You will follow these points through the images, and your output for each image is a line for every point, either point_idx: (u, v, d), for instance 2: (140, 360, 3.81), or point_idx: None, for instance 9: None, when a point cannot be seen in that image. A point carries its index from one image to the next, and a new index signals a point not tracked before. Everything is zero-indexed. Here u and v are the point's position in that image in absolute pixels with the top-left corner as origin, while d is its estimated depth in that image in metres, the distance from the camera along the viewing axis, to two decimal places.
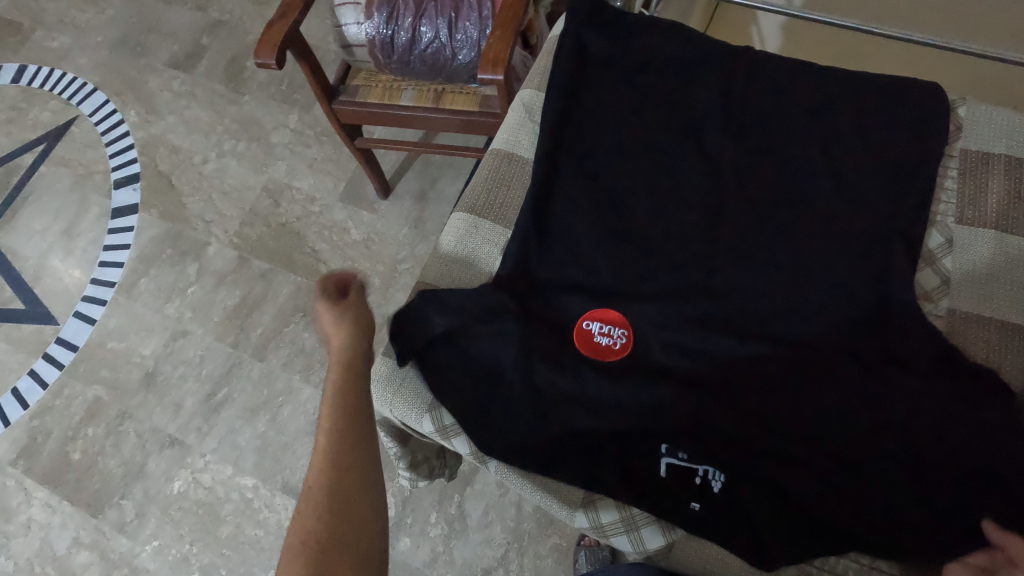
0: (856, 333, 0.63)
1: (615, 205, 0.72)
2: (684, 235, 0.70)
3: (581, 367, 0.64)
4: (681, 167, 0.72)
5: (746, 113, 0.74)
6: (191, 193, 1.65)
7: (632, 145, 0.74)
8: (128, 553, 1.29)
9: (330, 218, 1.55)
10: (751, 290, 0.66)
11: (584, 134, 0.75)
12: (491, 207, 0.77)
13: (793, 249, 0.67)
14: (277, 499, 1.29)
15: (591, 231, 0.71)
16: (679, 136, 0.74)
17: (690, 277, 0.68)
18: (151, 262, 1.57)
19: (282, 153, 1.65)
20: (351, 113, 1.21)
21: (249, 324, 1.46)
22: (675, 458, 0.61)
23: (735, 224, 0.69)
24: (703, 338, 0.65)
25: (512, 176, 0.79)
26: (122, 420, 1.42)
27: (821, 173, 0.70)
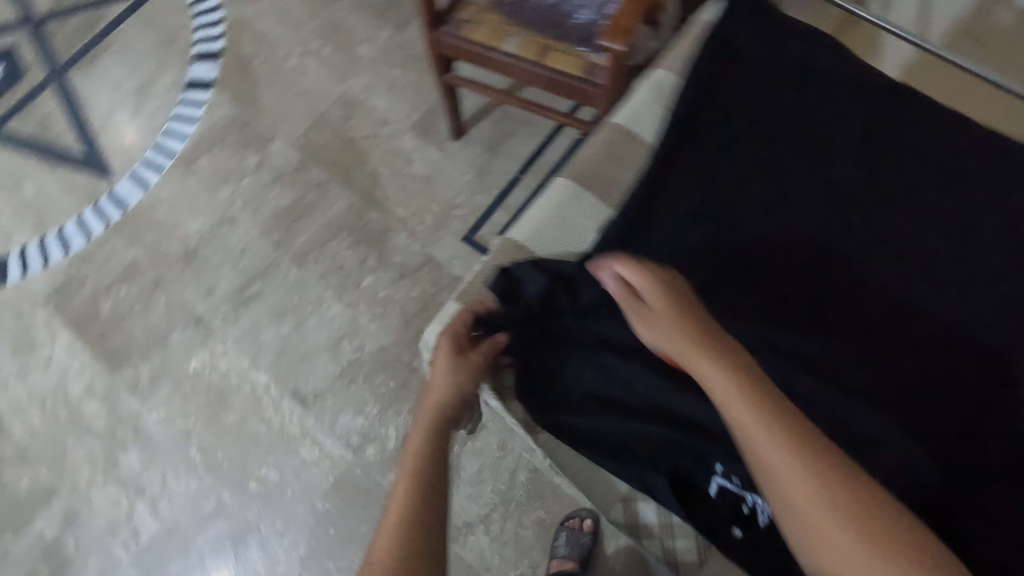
0: (915, 393, 0.70)
1: (723, 232, 0.77)
2: (780, 270, 0.75)
3: (646, 369, 0.71)
4: (795, 213, 0.77)
5: (867, 174, 0.77)
6: (267, 84, 1.63)
7: (751, 172, 0.79)
8: (135, 414, 1.34)
9: (397, 145, 1.53)
10: (828, 343, 0.72)
11: (708, 154, 0.80)
12: (595, 181, 0.84)
13: (875, 316, 0.73)
14: (284, 402, 1.32)
15: (693, 249, 0.77)
16: (798, 182, 0.78)
17: (773, 314, 0.74)
18: (214, 142, 1.57)
19: (365, 68, 1.62)
20: (451, 47, 1.18)
21: (295, 229, 1.47)
22: (728, 482, 0.68)
23: (829, 279, 0.75)
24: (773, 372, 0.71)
25: (624, 155, 0.86)
26: (155, 288, 1.44)
27: (922, 245, 0.74)
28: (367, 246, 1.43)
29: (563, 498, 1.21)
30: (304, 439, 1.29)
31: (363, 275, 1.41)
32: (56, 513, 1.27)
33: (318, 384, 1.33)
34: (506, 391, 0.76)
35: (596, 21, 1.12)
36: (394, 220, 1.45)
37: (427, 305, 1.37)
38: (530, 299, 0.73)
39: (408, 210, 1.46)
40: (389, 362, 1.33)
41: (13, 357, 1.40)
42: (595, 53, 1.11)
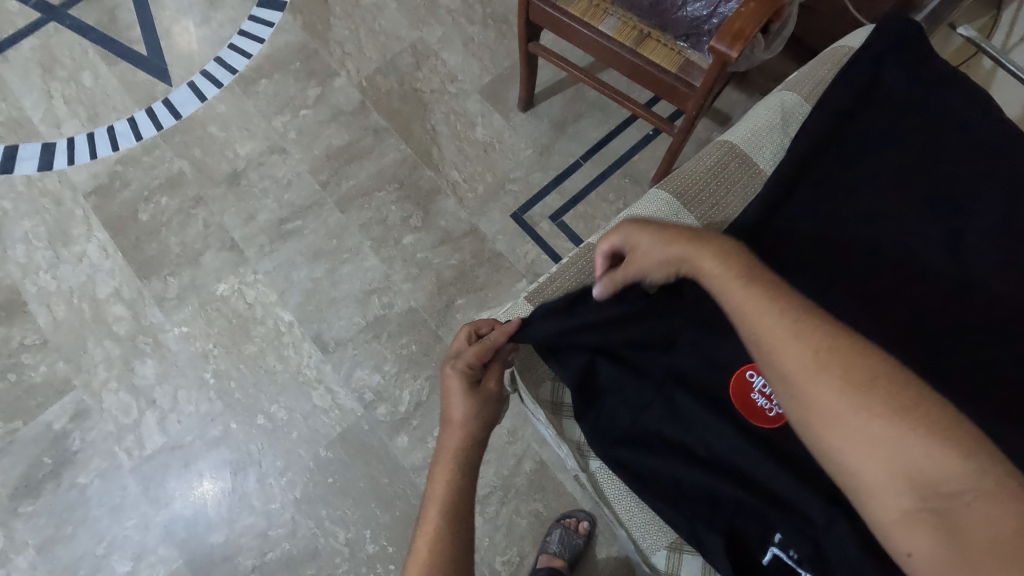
0: None
1: (839, 251, 0.76)
2: (897, 309, 0.72)
3: (708, 413, 0.71)
4: (922, 237, 0.75)
5: (1006, 201, 0.74)
6: (341, 16, 1.57)
7: (868, 207, 0.77)
8: (157, 326, 1.34)
9: (462, 106, 1.47)
10: (950, 373, 0.67)
11: (823, 186, 0.79)
12: (698, 203, 0.83)
13: (1015, 346, 0.67)
14: (305, 344, 1.31)
15: (806, 269, 0.76)
16: (929, 206, 0.76)
17: (899, 337, 0.70)
18: (278, 67, 1.53)
19: (443, 18, 1.55)
20: (543, 15, 1.11)
21: (345, 172, 1.43)
22: (784, 553, 0.65)
23: (959, 300, 0.71)
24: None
25: (734, 177, 0.85)
26: (195, 205, 1.43)
27: None
28: (413, 203, 1.40)
29: (564, 496, 1.19)
30: (318, 384, 1.28)
31: (405, 232, 1.37)
32: (66, 407, 1.28)
33: (341, 332, 1.31)
34: (563, 408, 0.80)
35: (707, 18, 0.99)
36: (445, 183, 1.41)
37: (463, 276, 1.34)
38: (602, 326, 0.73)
39: (461, 175, 1.41)
40: (416, 324, 1.31)
41: (47, 245, 1.40)
42: (697, 54, 1.05)
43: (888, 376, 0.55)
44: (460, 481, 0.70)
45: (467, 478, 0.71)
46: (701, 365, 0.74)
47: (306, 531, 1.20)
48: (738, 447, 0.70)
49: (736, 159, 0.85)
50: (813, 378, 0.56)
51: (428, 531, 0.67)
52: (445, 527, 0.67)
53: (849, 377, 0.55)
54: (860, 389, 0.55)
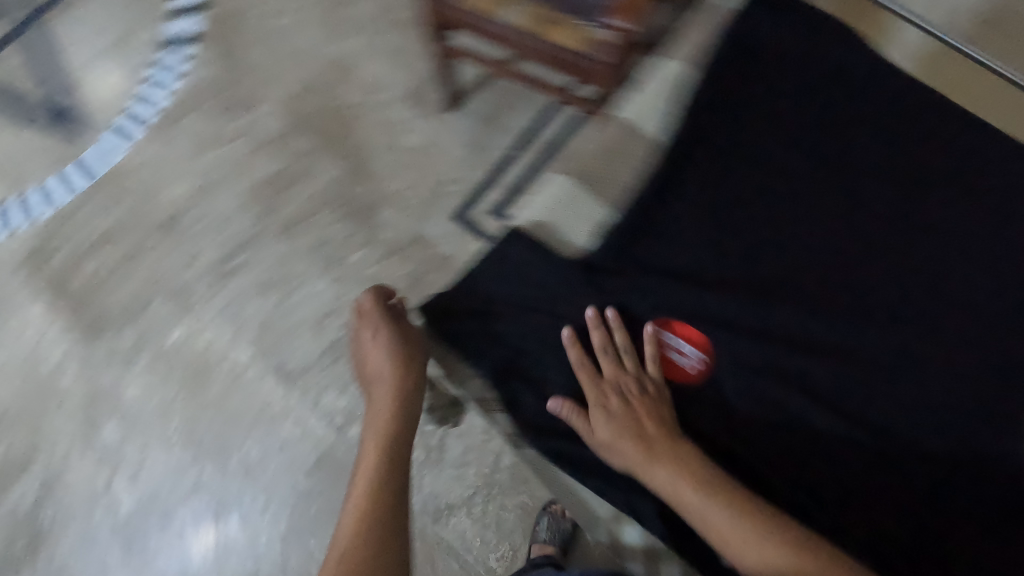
0: (873, 412, 0.84)
1: (721, 258, 0.90)
2: (767, 314, 0.88)
3: None
4: (784, 246, 0.91)
5: (881, 212, 0.92)
6: (254, 41, 1.53)
7: (734, 222, 0.92)
8: (114, 384, 1.31)
9: (390, 114, 1.46)
10: (799, 355, 0.86)
11: (691, 196, 0.93)
12: (589, 179, 0.96)
13: (846, 328, 0.88)
14: (268, 379, 1.29)
15: (698, 297, 0.89)
16: (806, 213, 0.92)
17: (758, 327, 0.88)
18: (197, 102, 1.49)
19: (358, 28, 1.53)
20: (453, 16, 1.13)
21: (282, 199, 1.41)
22: None
23: (824, 293, 0.89)
24: (757, 414, 0.85)
25: (624, 148, 0.97)
26: (134, 255, 1.39)
27: (889, 285, 0.89)
28: (356, 220, 1.38)
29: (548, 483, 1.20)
30: (287, 416, 1.26)
31: (351, 250, 1.36)
32: (34, 482, 1.25)
33: (302, 360, 1.30)
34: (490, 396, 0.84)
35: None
36: (384, 195, 1.40)
37: (416, 285, 1.34)
38: None
39: (399, 183, 1.41)
40: None
41: None
42: (599, 27, 1.01)
43: (773, 530, 0.72)
44: (393, 420, 0.88)
45: (399, 411, 0.89)
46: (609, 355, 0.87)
47: (298, 563, 1.19)
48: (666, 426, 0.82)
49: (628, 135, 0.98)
50: (753, 558, 0.71)
51: (366, 480, 0.81)
52: (380, 463, 0.83)
53: (778, 551, 0.70)
54: (780, 549, 0.71)
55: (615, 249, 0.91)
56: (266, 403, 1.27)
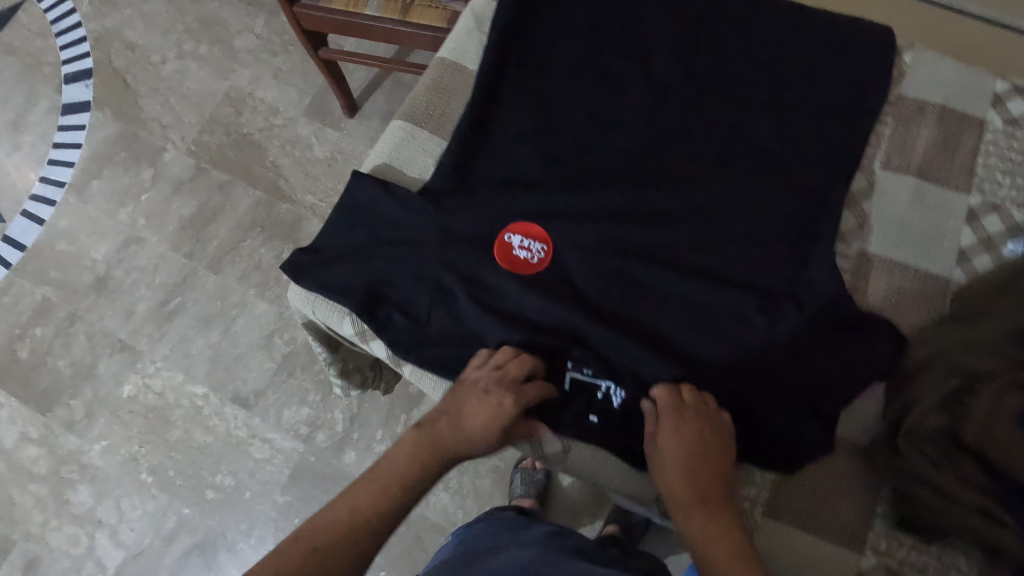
0: (771, 247, 0.52)
1: (527, 87, 0.58)
2: (591, 144, 0.56)
3: (504, 292, 0.53)
4: (616, 54, 0.58)
5: (839, 32, 0.57)
6: (147, 94, 1.54)
7: (560, 37, 0.59)
8: (76, 450, 1.31)
9: (294, 133, 1.48)
10: (645, 179, 0.55)
11: (515, 39, 0.59)
12: (431, 119, 0.59)
13: (715, 131, 0.56)
14: (227, 408, 1.30)
15: (510, 142, 0.57)
16: (712, 30, 0.59)
17: (583, 176, 0.56)
18: (105, 163, 1.50)
19: (247, 61, 1.55)
20: (313, 21, 1.09)
21: (205, 236, 1.42)
22: (580, 373, 0.51)
23: (764, 142, 0.55)
24: (600, 285, 0.52)
25: (457, 90, 0.60)
26: (71, 322, 1.40)
27: (798, 81, 0.56)
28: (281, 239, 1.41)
29: None
30: (252, 440, 1.28)
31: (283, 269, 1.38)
32: (15, 562, 1.25)
33: (256, 383, 1.31)
34: (366, 333, 0.54)
35: None
36: (304, 208, 1.43)
37: None
38: (362, 238, 0.55)
39: (316, 196, 1.44)
40: None
41: None
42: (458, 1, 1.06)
43: None
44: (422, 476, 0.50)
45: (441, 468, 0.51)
46: (439, 291, 0.53)
47: None
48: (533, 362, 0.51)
49: (462, 60, 0.61)
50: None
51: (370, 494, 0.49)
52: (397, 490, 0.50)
53: None
54: None
55: (451, 169, 0.56)
56: (230, 432, 1.29)
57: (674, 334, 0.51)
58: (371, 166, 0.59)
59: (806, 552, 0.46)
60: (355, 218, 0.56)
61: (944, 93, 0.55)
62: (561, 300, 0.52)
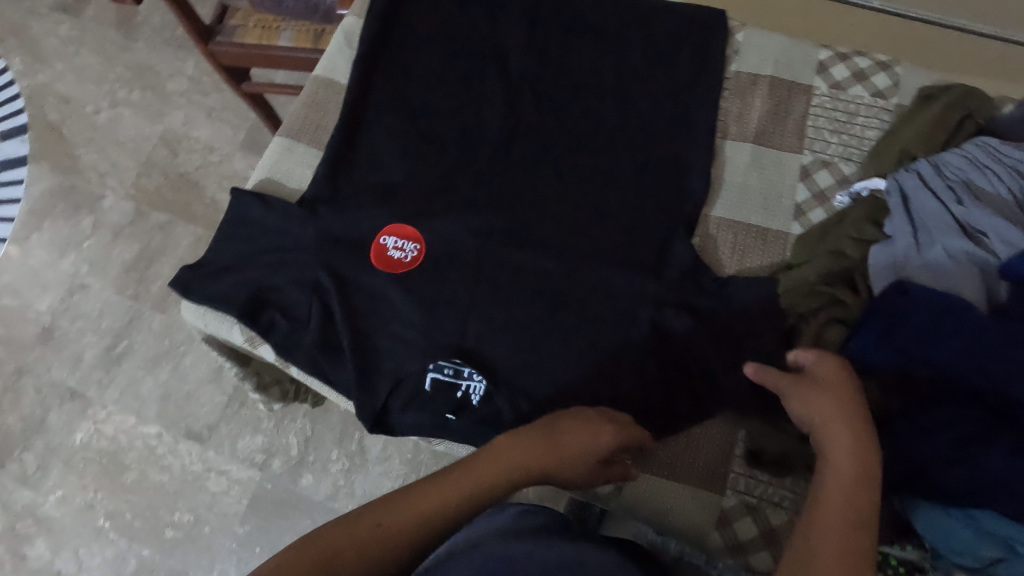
0: (621, 223, 0.56)
1: (394, 97, 0.62)
2: (455, 142, 0.60)
3: (380, 289, 0.56)
4: (476, 61, 0.62)
5: (672, 19, 0.62)
6: (83, 144, 1.44)
7: (427, 49, 0.63)
8: (31, 505, 1.20)
9: (231, 168, 1.43)
10: (508, 170, 0.59)
11: (381, 56, 0.63)
12: (308, 130, 0.63)
13: (571, 123, 0.60)
14: (181, 445, 1.21)
15: (383, 148, 0.60)
16: (556, 28, 0.63)
17: (453, 174, 0.59)
18: (44, 216, 1.39)
19: (179, 102, 1.46)
20: (232, 57, 1.04)
21: (148, 277, 1.34)
22: (441, 372, 0.53)
23: (612, 129, 0.59)
24: (469, 273, 0.56)
25: (331, 104, 0.64)
26: (19, 376, 1.28)
27: (641, 69, 0.61)
28: None
29: None
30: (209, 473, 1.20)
31: None
32: None
33: (208, 417, 1.24)
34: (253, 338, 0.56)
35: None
36: None
37: None
38: (251, 252, 0.58)
39: None
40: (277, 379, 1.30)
41: None
42: None
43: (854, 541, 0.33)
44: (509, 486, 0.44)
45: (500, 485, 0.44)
46: (322, 293, 0.55)
47: None
48: (411, 353, 0.54)
49: (334, 76, 0.65)
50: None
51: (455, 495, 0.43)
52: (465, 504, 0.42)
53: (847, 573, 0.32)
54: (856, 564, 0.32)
55: (327, 178, 0.59)
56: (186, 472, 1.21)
57: (539, 309, 0.54)
58: (253, 182, 0.62)
59: (673, 499, 0.51)
60: (243, 232, 0.58)
61: (773, 65, 0.60)
62: (437, 289, 0.55)
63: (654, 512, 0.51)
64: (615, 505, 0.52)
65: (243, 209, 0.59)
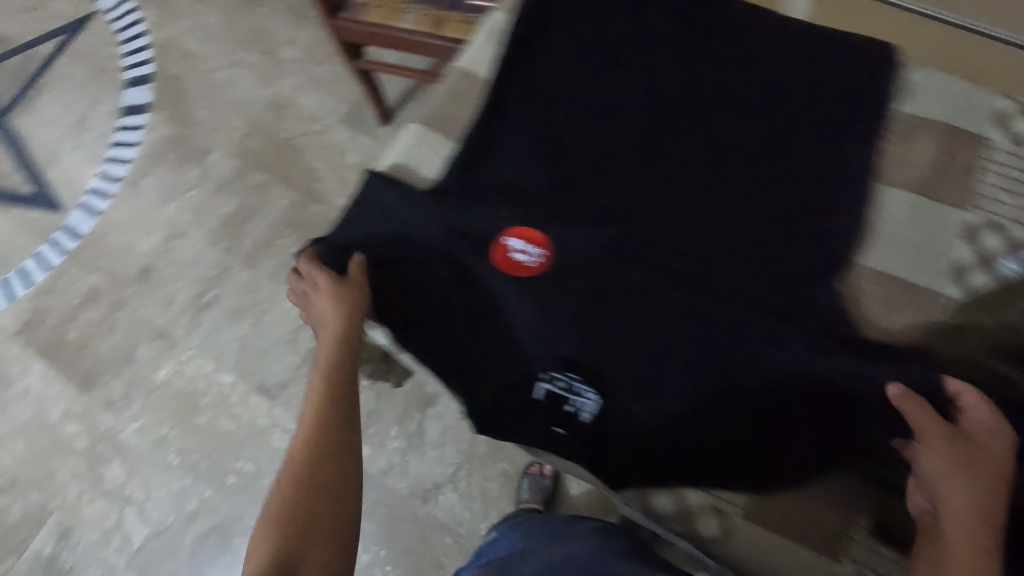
0: (757, 258, 0.53)
1: (535, 99, 0.61)
2: (593, 150, 0.59)
3: (500, 289, 0.55)
4: (621, 69, 0.61)
5: (838, 49, 0.58)
6: (198, 99, 1.45)
7: (572, 50, 0.62)
8: (110, 431, 1.17)
9: (329, 138, 1.39)
10: (645, 187, 0.57)
11: (527, 56, 0.63)
12: (444, 118, 0.63)
13: (718, 147, 0.57)
14: (254, 397, 1.18)
15: (519, 148, 0.60)
16: (711, 44, 0.60)
17: (588, 183, 0.58)
18: (156, 162, 1.39)
19: (291, 70, 1.48)
20: (354, 33, 1.07)
21: (244, 232, 1.32)
22: (553, 385, 0.53)
23: (757, 156, 0.56)
24: (593, 287, 0.54)
25: (469, 93, 0.63)
26: (116, 308, 1.26)
27: (796, 97, 0.57)
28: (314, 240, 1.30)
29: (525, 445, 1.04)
30: (274, 428, 1.16)
31: None
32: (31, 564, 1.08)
33: (281, 374, 1.21)
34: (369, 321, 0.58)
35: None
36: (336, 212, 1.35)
37: None
38: (381, 236, 0.58)
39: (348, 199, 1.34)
40: None
41: None
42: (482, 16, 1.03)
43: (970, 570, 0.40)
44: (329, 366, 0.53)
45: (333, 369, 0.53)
46: (444, 285, 0.56)
47: None
48: (525, 360, 0.54)
49: (475, 67, 0.64)
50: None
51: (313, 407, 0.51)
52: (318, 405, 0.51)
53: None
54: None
55: (460, 171, 0.59)
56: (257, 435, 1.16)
57: (660, 335, 0.52)
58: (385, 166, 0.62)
59: (777, 550, 0.50)
60: (376, 214, 0.59)
61: (950, 111, 0.56)
62: (559, 298, 0.54)
63: (760, 563, 0.51)
64: (719, 548, 0.51)
65: (376, 191, 0.60)
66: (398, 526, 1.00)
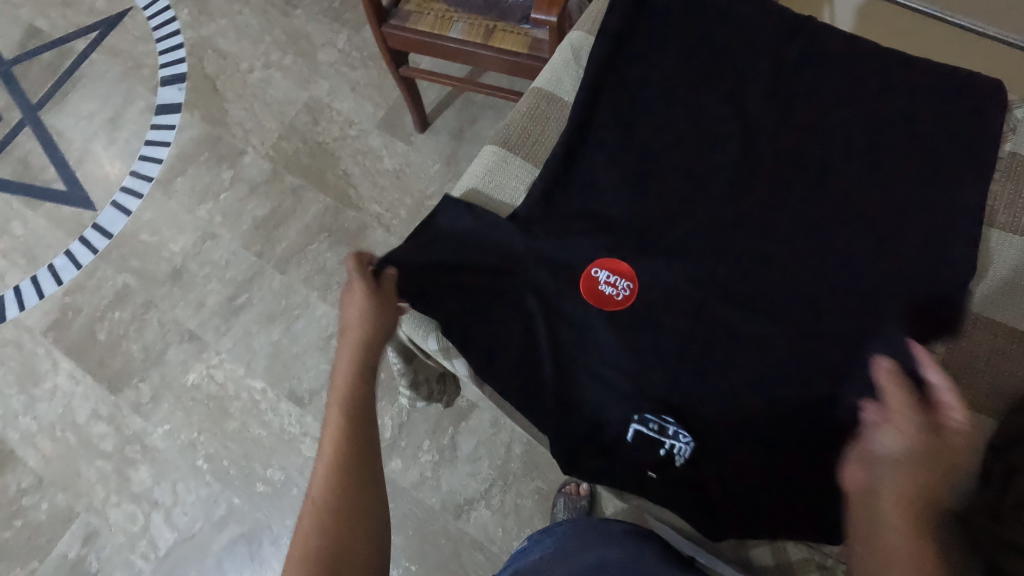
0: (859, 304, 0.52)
1: (622, 128, 0.59)
2: (684, 184, 0.57)
3: (588, 323, 0.53)
4: (711, 101, 0.59)
5: (940, 86, 0.56)
6: (233, 100, 1.41)
7: (659, 78, 0.60)
8: (139, 433, 1.13)
9: (366, 143, 1.34)
10: (741, 224, 0.55)
11: (612, 81, 0.61)
12: (525, 140, 0.62)
13: (816, 184, 0.55)
14: (284, 404, 1.14)
15: (607, 178, 0.58)
16: (807, 77, 0.58)
17: (679, 218, 0.56)
18: (188, 162, 1.35)
19: (328, 72, 1.42)
20: (401, 41, 1.01)
21: (276, 236, 1.27)
22: (646, 427, 0.50)
23: (857, 196, 0.54)
24: (686, 327, 0.52)
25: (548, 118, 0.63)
26: (147, 308, 1.23)
27: (897, 136, 0.55)
28: (347, 247, 1.24)
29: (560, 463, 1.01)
30: (304, 438, 1.11)
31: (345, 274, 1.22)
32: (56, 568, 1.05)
33: (313, 381, 1.15)
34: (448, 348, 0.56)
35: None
36: (370, 217, 1.27)
37: None
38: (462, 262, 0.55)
39: (382, 205, 1.27)
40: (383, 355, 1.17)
41: (18, 390, 1.18)
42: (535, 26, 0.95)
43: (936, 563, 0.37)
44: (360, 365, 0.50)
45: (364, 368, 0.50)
46: (529, 317, 0.54)
47: None
48: (615, 400, 0.52)
49: (555, 90, 0.64)
50: None
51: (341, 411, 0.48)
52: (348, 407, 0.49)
53: None
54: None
55: (543, 198, 0.57)
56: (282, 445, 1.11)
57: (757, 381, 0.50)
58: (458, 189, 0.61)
59: None
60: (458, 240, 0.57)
61: None
62: (650, 336, 0.52)
63: None
64: None
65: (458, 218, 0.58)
66: (430, 541, 0.97)
